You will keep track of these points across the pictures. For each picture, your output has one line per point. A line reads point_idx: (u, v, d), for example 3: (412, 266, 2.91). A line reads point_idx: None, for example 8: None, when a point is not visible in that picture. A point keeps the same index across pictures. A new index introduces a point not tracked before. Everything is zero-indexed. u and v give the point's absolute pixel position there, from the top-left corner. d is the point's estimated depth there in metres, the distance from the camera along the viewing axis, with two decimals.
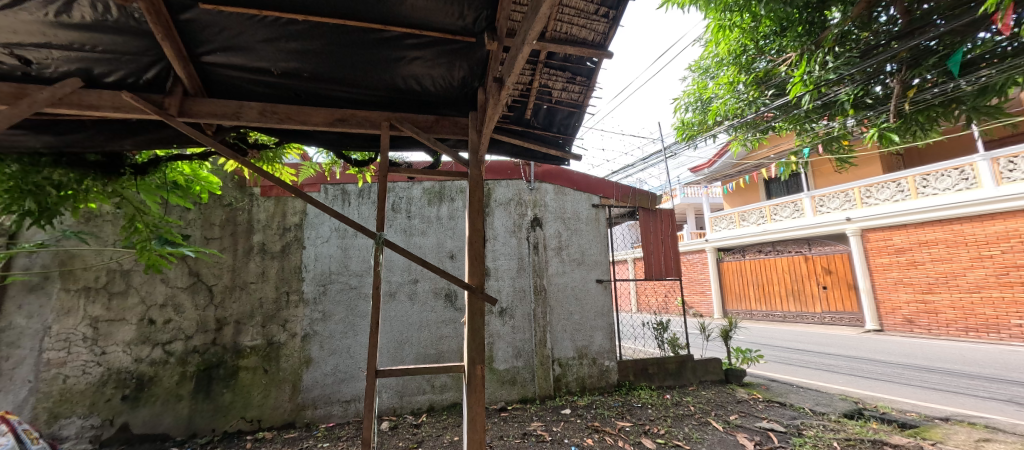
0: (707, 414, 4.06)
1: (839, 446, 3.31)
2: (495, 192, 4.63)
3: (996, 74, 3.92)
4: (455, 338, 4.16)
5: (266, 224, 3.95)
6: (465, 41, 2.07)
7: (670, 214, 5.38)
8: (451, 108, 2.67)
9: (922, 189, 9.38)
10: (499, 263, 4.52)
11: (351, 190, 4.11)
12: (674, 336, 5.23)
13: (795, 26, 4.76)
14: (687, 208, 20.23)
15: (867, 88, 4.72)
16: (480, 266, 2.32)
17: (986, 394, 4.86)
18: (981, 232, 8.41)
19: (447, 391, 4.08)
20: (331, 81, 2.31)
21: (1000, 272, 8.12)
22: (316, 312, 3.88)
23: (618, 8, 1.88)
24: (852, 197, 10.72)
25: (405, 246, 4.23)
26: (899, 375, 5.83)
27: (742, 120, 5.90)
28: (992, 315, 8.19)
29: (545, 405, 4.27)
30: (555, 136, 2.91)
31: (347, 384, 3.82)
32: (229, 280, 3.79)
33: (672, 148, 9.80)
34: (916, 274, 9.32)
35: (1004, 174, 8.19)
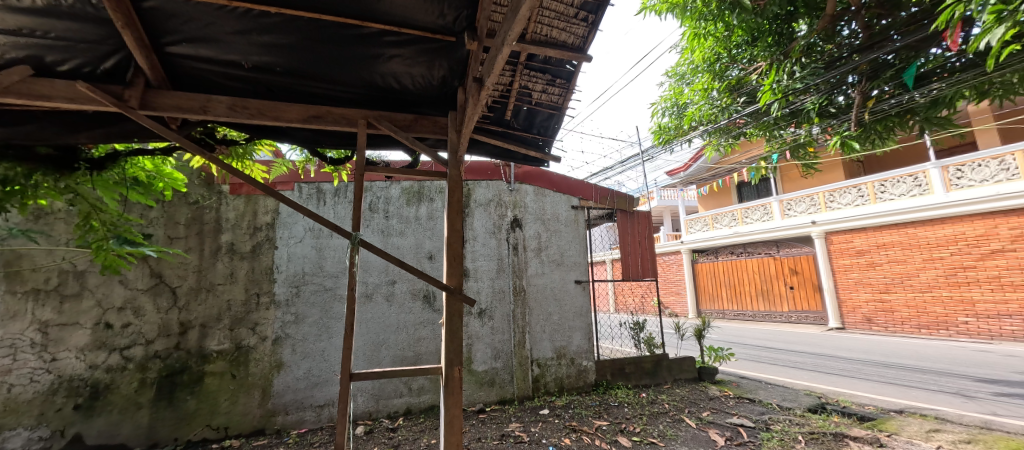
0: (681, 412, 4.15)
1: (804, 441, 3.43)
2: (475, 193, 4.59)
3: (945, 87, 4.17)
4: (433, 340, 4.11)
5: (236, 224, 3.80)
6: (445, 40, 2.05)
7: (648, 216, 5.47)
8: (430, 107, 2.64)
9: (880, 194, 9.86)
10: (478, 263, 4.48)
11: (326, 188, 4.00)
12: (650, 336, 5.33)
13: (765, 36, 4.95)
14: (664, 210, 20.67)
15: (831, 98, 4.92)
16: (459, 267, 2.29)
17: (937, 387, 5.14)
18: (933, 235, 8.90)
19: (425, 393, 4.03)
20: (306, 77, 2.24)
21: (949, 272, 8.63)
22: (289, 314, 3.76)
23: (597, 12, 1.90)
24: (818, 201, 11.18)
25: (383, 247, 4.15)
26: (858, 371, 6.10)
27: (716, 126, 6.07)
28: (942, 313, 8.69)
29: (523, 406, 4.26)
30: (536, 138, 2.92)
31: (320, 388, 3.72)
32: (195, 281, 3.62)
33: (650, 152, 9.98)
34: (875, 275, 9.79)
35: (953, 181, 8.70)
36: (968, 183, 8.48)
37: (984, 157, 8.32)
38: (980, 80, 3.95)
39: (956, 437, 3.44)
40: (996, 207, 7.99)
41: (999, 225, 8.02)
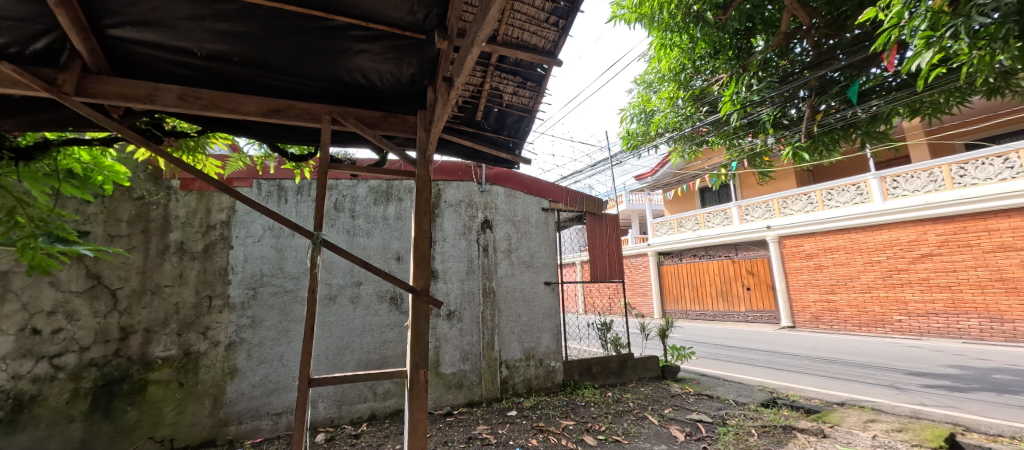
0: (644, 409, 4.25)
1: (757, 434, 3.58)
2: (445, 193, 4.51)
3: (883, 104, 4.53)
4: (400, 342, 4.02)
5: (187, 222, 3.57)
6: (415, 38, 2.00)
7: (615, 219, 5.60)
8: (399, 105, 2.58)
9: (828, 201, 10.52)
10: (447, 264, 4.40)
11: (288, 186, 3.84)
12: (616, 336, 5.44)
13: (726, 50, 5.18)
14: (631, 214, 21.19)
15: (785, 110, 5.21)
16: (426, 268, 2.24)
17: (874, 381, 5.52)
18: (872, 240, 9.56)
19: (390, 398, 3.94)
20: (266, 68, 2.14)
21: (886, 275, 9.29)
22: (244, 318, 3.57)
23: (568, 18, 1.91)
24: (773, 207, 11.78)
25: (348, 247, 4.02)
26: (806, 366, 6.46)
27: (680, 133, 6.26)
28: (879, 312, 9.33)
29: (492, 408, 4.23)
30: (506, 139, 2.91)
31: (278, 395, 3.57)
32: (138, 283, 3.37)
33: (619, 157, 10.22)
34: (822, 277, 10.42)
35: (890, 191, 9.40)
36: (902, 193, 9.20)
37: (915, 169, 9.07)
38: (912, 99, 4.33)
39: (890, 426, 3.70)
40: (925, 215, 8.71)
41: (928, 231, 8.73)
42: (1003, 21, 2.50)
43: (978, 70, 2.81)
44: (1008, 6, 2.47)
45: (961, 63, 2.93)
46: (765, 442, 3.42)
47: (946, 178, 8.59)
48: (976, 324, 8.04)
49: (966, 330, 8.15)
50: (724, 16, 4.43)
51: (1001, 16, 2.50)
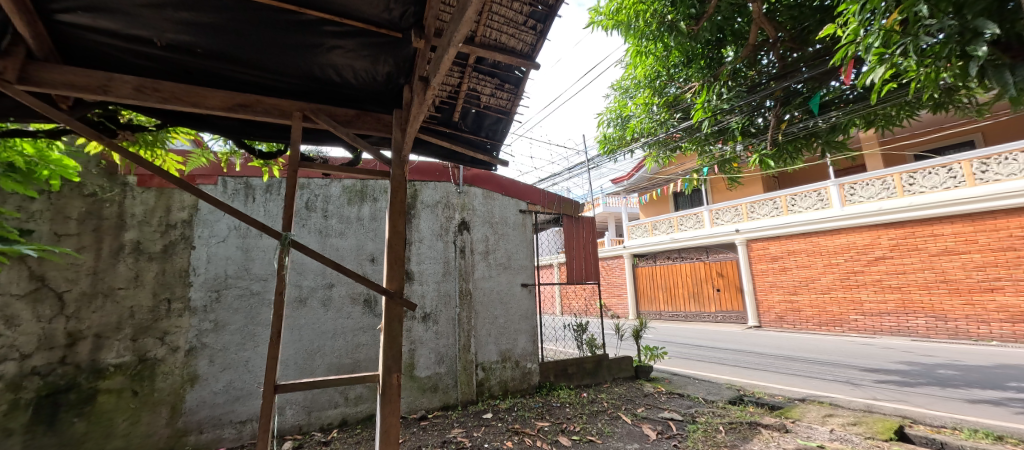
0: (618, 409, 4.30)
1: (724, 430, 3.68)
2: (422, 194, 4.45)
3: (842, 116, 4.80)
4: (373, 345, 3.94)
5: (144, 220, 3.39)
6: (391, 36, 1.97)
7: (592, 221, 5.67)
8: (374, 104, 2.53)
9: (792, 206, 10.98)
10: (423, 266, 4.33)
11: (256, 184, 3.70)
12: (591, 337, 5.50)
13: (698, 59, 5.33)
14: (608, 217, 21.53)
15: (752, 119, 5.43)
16: (400, 270, 2.19)
17: (833, 377, 5.77)
18: (831, 243, 10.02)
19: (362, 402, 3.84)
20: (233, 61, 2.05)
21: (844, 276, 9.74)
22: (206, 322, 3.42)
23: (546, 22, 1.92)
24: (741, 211, 12.19)
25: (320, 248, 3.90)
26: (771, 364, 6.70)
27: (655, 138, 6.39)
28: (837, 311, 9.79)
29: (467, 411, 4.19)
30: (484, 141, 2.90)
31: (242, 402, 3.43)
32: (89, 285, 3.17)
33: (596, 160, 10.35)
34: (786, 278, 10.85)
35: (848, 197, 9.91)
36: (859, 199, 9.71)
37: (870, 177, 9.58)
38: (867, 111, 4.62)
39: (846, 420, 3.88)
40: (880, 220, 9.20)
41: (881, 235, 9.23)
42: (946, 41, 2.66)
43: (925, 86, 3.00)
44: (952, 27, 2.64)
45: (911, 78, 3.10)
46: (732, 438, 3.53)
47: (897, 186, 9.13)
48: (923, 322, 8.54)
49: (914, 328, 8.64)
50: (697, 26, 4.56)
51: (945, 36, 2.67)
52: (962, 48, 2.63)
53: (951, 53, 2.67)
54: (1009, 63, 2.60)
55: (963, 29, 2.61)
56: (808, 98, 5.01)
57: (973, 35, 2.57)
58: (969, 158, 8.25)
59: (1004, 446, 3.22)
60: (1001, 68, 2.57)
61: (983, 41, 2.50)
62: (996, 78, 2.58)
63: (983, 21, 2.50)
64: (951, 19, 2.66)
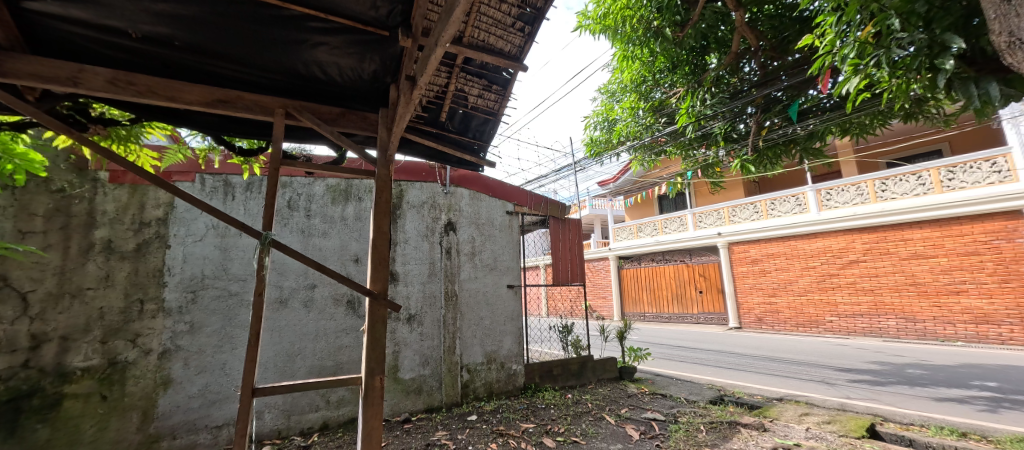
0: (602, 410, 4.31)
1: (705, 430, 3.73)
2: (408, 194, 4.40)
3: (819, 124, 4.94)
4: (356, 347, 3.87)
5: (116, 218, 3.27)
6: (378, 34, 1.94)
7: (578, 223, 5.69)
8: (360, 102, 2.50)
9: (771, 211, 11.24)
10: (409, 267, 4.27)
11: (236, 182, 3.60)
12: (577, 338, 5.51)
13: (683, 66, 5.40)
14: (594, 219, 21.68)
15: (734, 125, 5.56)
16: (384, 270, 2.16)
17: (810, 377, 5.91)
18: (808, 247, 10.27)
19: (344, 405, 3.77)
20: (213, 55, 1.99)
21: (820, 279, 10.00)
22: (182, 323, 3.31)
23: (534, 24, 1.92)
24: (723, 215, 12.41)
25: (302, 248, 3.82)
26: (751, 365, 6.82)
27: (640, 142, 6.45)
28: (813, 313, 10.03)
29: (451, 413, 4.15)
30: (471, 142, 2.89)
31: (218, 406, 3.34)
32: (55, 285, 3.04)
33: (583, 163, 10.42)
34: (765, 281, 11.07)
35: (824, 202, 10.19)
36: (835, 204, 9.98)
37: (844, 184, 9.86)
38: (843, 120, 4.73)
39: (821, 418, 3.97)
40: (854, 225, 9.47)
41: (855, 239, 9.50)
42: (916, 54, 2.75)
43: (895, 96, 3.11)
44: (921, 41, 2.73)
45: (883, 89, 3.21)
46: (712, 437, 3.58)
47: (870, 192, 9.42)
48: (894, 323, 8.81)
49: (886, 329, 8.91)
50: (682, 33, 4.63)
51: (915, 49, 2.76)
52: (931, 61, 2.72)
53: (921, 65, 2.76)
54: (973, 76, 2.71)
55: (931, 43, 2.71)
56: (787, 105, 5.16)
57: (940, 49, 2.67)
58: (936, 166, 8.56)
59: (969, 442, 3.34)
60: (966, 80, 2.68)
61: (950, 55, 2.59)
62: (962, 90, 2.69)
63: (950, 36, 2.60)
64: (921, 33, 2.76)
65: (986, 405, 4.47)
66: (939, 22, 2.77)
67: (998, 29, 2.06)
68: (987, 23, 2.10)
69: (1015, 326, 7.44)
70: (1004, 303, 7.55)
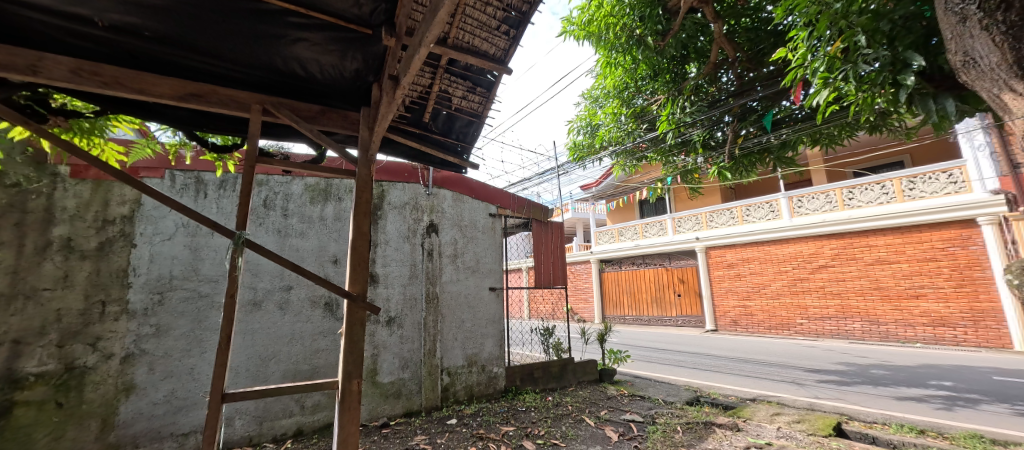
0: (582, 412, 4.33)
1: (681, 430, 3.78)
2: (390, 194, 4.32)
3: (792, 133, 5.11)
4: (333, 351, 3.78)
5: (77, 215, 3.10)
6: (361, 32, 1.90)
7: (560, 227, 5.71)
8: (341, 100, 2.45)
9: (746, 216, 11.53)
10: (389, 268, 4.20)
11: (208, 179, 3.48)
12: (558, 341, 5.52)
13: (664, 74, 5.50)
14: (577, 222, 21.84)
15: (712, 132, 5.70)
16: (364, 272, 2.11)
17: (781, 378, 6.06)
18: (781, 252, 10.57)
19: (320, 411, 3.67)
20: (185, 47, 1.91)
21: (791, 283, 10.29)
22: (147, 326, 3.17)
23: (519, 28, 1.91)
24: (701, 220, 12.67)
25: (278, 249, 3.71)
26: (726, 367, 6.95)
27: (622, 148, 6.52)
28: (784, 316, 10.31)
29: (430, 417, 4.09)
30: (454, 143, 2.87)
31: (185, 413, 3.21)
32: (6, 286, 2.85)
33: (566, 167, 10.48)
34: (740, 285, 11.33)
35: (796, 209, 10.52)
36: (806, 212, 10.32)
37: (815, 192, 10.23)
38: (813, 130, 4.94)
39: (791, 418, 4.07)
40: (825, 231, 9.80)
41: (824, 245, 9.84)
42: (880, 69, 2.87)
43: (861, 110, 3.22)
44: (886, 58, 2.84)
45: (851, 102, 3.32)
46: (688, 438, 3.62)
47: (839, 200, 9.79)
48: (859, 326, 9.14)
49: (852, 331, 9.24)
50: (663, 42, 4.73)
51: (879, 65, 2.87)
52: (894, 77, 2.82)
53: (885, 80, 2.85)
54: (932, 92, 2.82)
55: (894, 59, 2.82)
56: (762, 115, 5.32)
57: (902, 65, 2.78)
58: (900, 176, 8.98)
59: (927, 439, 3.49)
60: (925, 96, 2.79)
61: (911, 72, 2.71)
62: (921, 105, 2.81)
63: (910, 53, 2.72)
64: (885, 50, 2.87)
65: (942, 403, 4.67)
66: (901, 40, 2.88)
67: (954, 48, 2.25)
68: (945, 42, 2.27)
69: (969, 328, 7.83)
70: (959, 307, 7.94)
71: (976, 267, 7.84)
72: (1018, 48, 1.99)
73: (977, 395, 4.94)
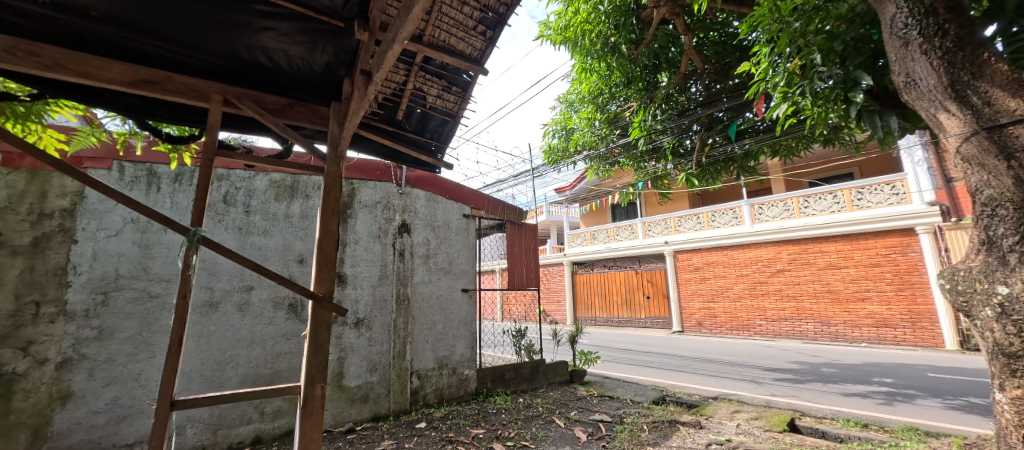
0: (552, 413, 4.33)
1: (647, 429, 3.85)
2: (360, 192, 4.19)
3: (755, 144, 5.36)
4: (296, 354, 3.63)
5: (8, 207, 2.84)
6: (332, 24, 1.83)
7: (534, 228, 5.71)
8: (310, 94, 2.35)
9: (712, 222, 11.93)
10: (358, 269, 4.07)
11: (161, 171, 3.27)
12: (530, 342, 5.53)
13: (636, 82, 5.62)
14: (551, 225, 22.06)
15: (681, 140, 5.88)
16: (330, 272, 2.02)
17: (741, 377, 6.29)
18: (743, 256, 10.99)
19: (280, 417, 3.51)
20: (136, 30, 1.77)
21: (751, 286, 10.71)
22: (87, 329, 2.94)
23: (495, 29, 1.88)
24: (669, 225, 12.98)
25: (239, 247, 3.52)
26: (691, 366, 7.15)
27: (595, 152, 6.58)
28: (744, 317, 10.72)
29: (399, 421, 4.00)
30: (427, 142, 2.81)
31: (129, 422, 3.00)
32: None
33: (541, 169, 10.55)
34: (705, 287, 11.69)
35: (757, 216, 10.98)
36: (766, 218, 10.78)
37: (774, 200, 10.71)
38: (773, 142, 5.20)
39: (750, 415, 4.22)
40: (783, 237, 10.25)
41: (782, 250, 10.30)
42: (833, 86, 3.02)
43: (817, 123, 3.38)
44: (838, 76, 3.00)
45: (807, 116, 3.49)
46: (654, 436, 3.69)
47: (796, 208, 10.30)
48: (811, 327, 9.60)
49: (804, 332, 9.69)
50: (636, 51, 4.85)
51: (832, 82, 3.03)
52: (845, 94, 3.00)
53: (837, 97, 3.02)
54: (878, 109, 3.00)
55: (845, 78, 2.98)
56: (727, 125, 5.52)
57: (852, 84, 2.96)
58: (849, 187, 9.53)
59: (871, 432, 3.69)
60: (872, 113, 2.97)
61: (859, 91, 2.88)
62: (868, 121, 2.99)
63: (859, 73, 2.87)
64: (837, 68, 3.03)
65: (884, 398, 4.97)
66: (851, 60, 3.04)
67: (897, 69, 2.39)
68: (890, 64, 2.42)
69: (908, 328, 8.38)
70: (900, 309, 8.49)
71: (914, 273, 8.41)
72: (951, 73, 2.16)
73: (915, 390, 5.28)
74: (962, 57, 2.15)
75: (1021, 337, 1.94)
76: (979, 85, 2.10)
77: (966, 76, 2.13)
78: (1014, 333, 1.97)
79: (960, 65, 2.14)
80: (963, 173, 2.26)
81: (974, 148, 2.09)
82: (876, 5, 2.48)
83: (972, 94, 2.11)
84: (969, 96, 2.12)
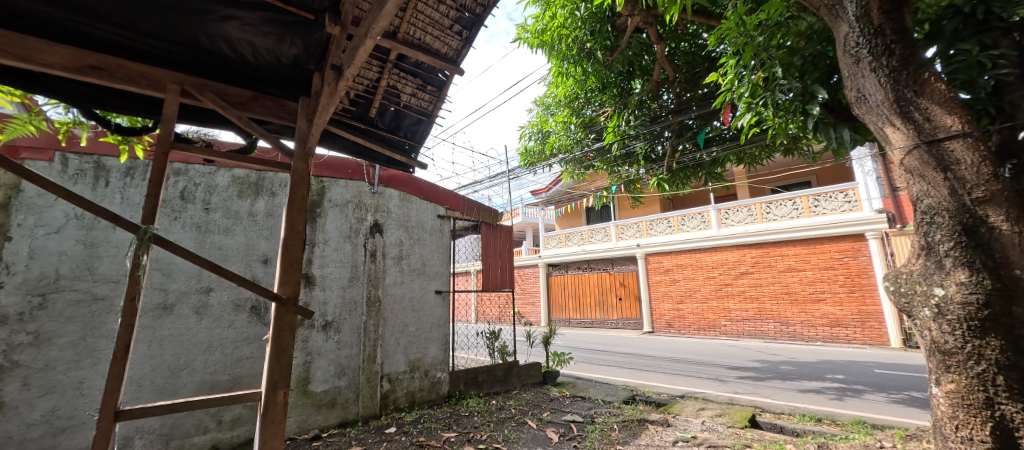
0: (525, 414, 4.33)
1: (618, 428, 3.90)
2: (330, 191, 4.06)
3: (722, 151, 5.56)
4: (257, 359, 3.47)
5: None
6: (302, 16, 1.76)
7: (509, 230, 5.69)
8: (277, 88, 2.26)
9: (681, 225, 12.24)
10: (327, 270, 3.94)
11: (110, 165, 3.07)
12: (503, 344, 5.50)
13: (611, 88, 5.75)
14: (526, 227, 22.14)
15: (653, 146, 6.00)
16: (295, 273, 1.93)
17: (707, 375, 6.47)
18: (710, 259, 11.35)
19: (240, 425, 3.34)
20: (82, 12, 1.64)
21: (717, 288, 11.06)
22: (22, 334, 2.71)
23: (472, 29, 1.86)
24: (641, 228, 13.27)
25: (197, 246, 3.34)
26: (660, 366, 7.30)
27: (571, 156, 6.64)
28: (710, 317, 11.06)
29: (368, 427, 3.88)
30: (401, 141, 2.75)
31: (69, 434, 2.78)
32: None
33: (516, 171, 10.57)
34: (674, 289, 11.98)
35: (723, 220, 11.37)
36: (732, 223, 11.18)
37: (739, 205, 11.13)
38: (739, 150, 5.41)
39: (714, 412, 4.34)
40: (747, 241, 10.64)
41: (745, 254, 10.69)
42: (793, 99, 3.16)
43: (778, 133, 3.48)
44: (797, 89, 3.14)
45: (770, 126, 3.62)
46: (624, 435, 3.74)
47: (758, 213, 10.74)
48: (772, 327, 10.01)
49: (766, 331, 10.10)
50: (611, 57, 4.94)
51: (792, 95, 3.17)
52: (803, 106, 3.13)
53: (797, 109, 3.17)
54: (833, 122, 3.16)
55: (804, 91, 3.12)
56: (696, 133, 5.65)
57: (810, 97, 3.08)
58: (807, 194, 10.01)
59: (825, 427, 3.86)
60: (827, 125, 3.16)
61: (816, 103, 3.02)
62: (824, 132, 3.18)
63: (816, 87, 3.01)
64: (797, 82, 3.17)
65: (836, 393, 5.23)
66: (809, 74, 3.17)
67: (850, 85, 2.51)
68: (843, 79, 2.54)
69: (858, 328, 8.88)
70: (851, 309, 8.97)
71: (864, 275, 8.93)
72: (897, 90, 2.27)
73: (864, 386, 5.59)
74: (906, 76, 2.26)
75: (955, 336, 2.07)
76: (920, 102, 2.22)
77: (910, 93, 2.25)
78: (948, 332, 2.10)
79: (904, 83, 2.25)
80: (905, 182, 2.39)
81: (916, 161, 2.22)
82: (832, 24, 2.60)
83: (915, 110, 2.22)
84: (912, 112, 2.23)
